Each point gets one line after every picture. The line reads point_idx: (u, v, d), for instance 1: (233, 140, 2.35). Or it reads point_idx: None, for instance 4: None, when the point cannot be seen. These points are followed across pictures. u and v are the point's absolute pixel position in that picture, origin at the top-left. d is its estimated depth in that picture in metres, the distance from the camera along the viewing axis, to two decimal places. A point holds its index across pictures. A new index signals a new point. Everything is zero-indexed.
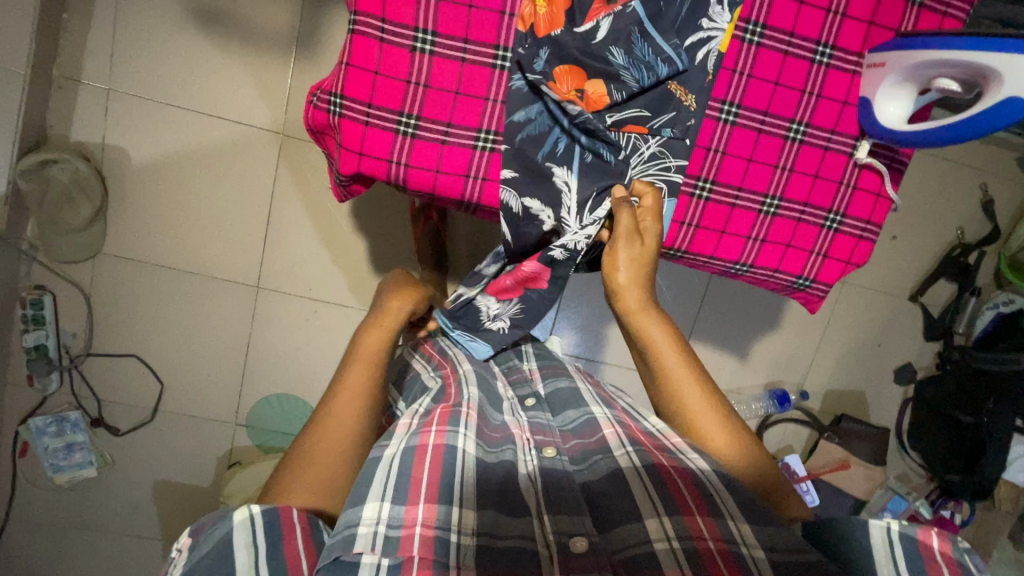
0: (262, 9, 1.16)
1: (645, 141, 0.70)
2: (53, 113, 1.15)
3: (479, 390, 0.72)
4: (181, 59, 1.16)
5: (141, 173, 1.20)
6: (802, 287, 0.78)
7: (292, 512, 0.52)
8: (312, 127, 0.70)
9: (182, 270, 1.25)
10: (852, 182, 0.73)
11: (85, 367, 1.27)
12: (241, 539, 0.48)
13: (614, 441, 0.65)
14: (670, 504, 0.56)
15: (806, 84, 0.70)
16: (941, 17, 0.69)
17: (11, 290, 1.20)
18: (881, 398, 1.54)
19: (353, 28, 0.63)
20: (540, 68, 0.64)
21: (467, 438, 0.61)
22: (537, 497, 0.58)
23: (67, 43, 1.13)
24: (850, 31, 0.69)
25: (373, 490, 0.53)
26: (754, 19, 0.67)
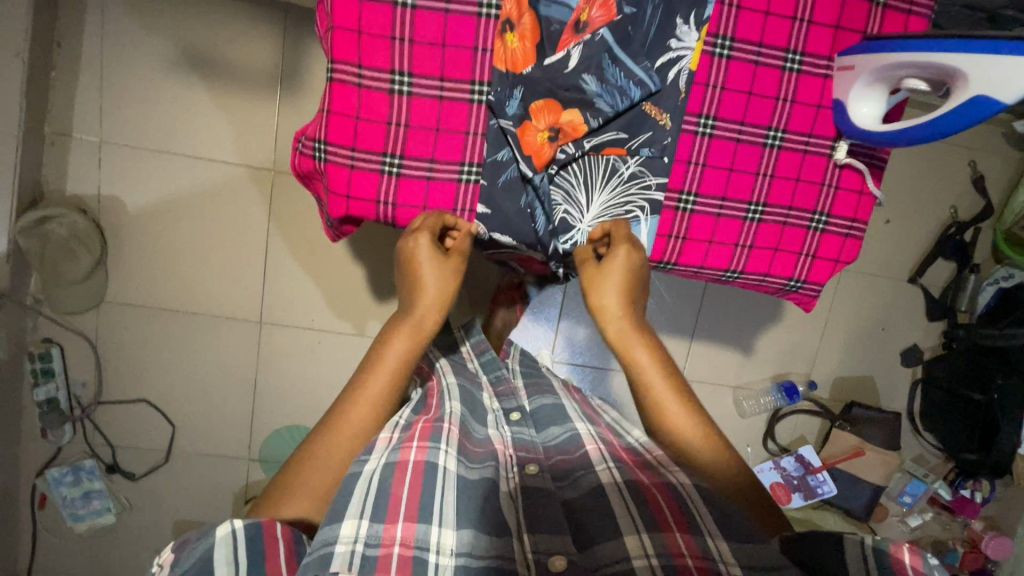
0: (243, 50, 1.17)
1: (624, 162, 0.71)
2: (48, 169, 1.17)
3: (461, 404, 0.73)
4: (168, 106, 1.17)
5: (137, 220, 1.21)
6: (794, 289, 0.79)
7: (276, 528, 0.53)
8: (301, 174, 0.74)
9: (184, 312, 1.27)
10: (834, 183, 0.74)
11: (97, 415, 1.28)
12: (222, 554, 0.49)
13: (597, 456, 0.66)
14: (651, 523, 0.55)
15: (779, 91, 0.71)
16: (906, 16, 0.70)
17: (19, 345, 1.21)
18: (890, 382, 1.53)
19: (333, 76, 0.66)
20: (514, 110, 0.67)
21: (448, 455, 0.61)
22: (517, 512, 0.58)
23: (56, 100, 1.15)
24: (818, 36, 0.70)
25: (352, 506, 0.54)
26: (722, 33, 0.68)
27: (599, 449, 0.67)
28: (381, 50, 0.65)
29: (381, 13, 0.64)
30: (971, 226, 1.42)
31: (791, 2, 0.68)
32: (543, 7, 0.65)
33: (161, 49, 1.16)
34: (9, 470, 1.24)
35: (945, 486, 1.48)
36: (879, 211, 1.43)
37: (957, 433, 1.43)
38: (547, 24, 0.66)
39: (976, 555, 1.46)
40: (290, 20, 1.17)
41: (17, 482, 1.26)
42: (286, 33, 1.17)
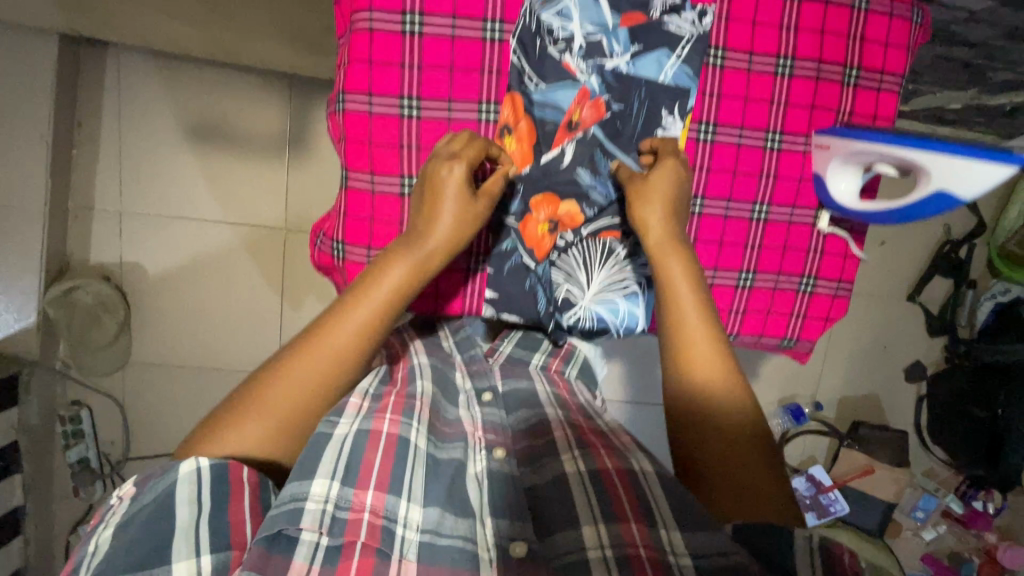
0: (253, 118, 1.22)
1: (621, 244, 0.75)
2: (72, 241, 1.21)
3: (432, 383, 0.65)
4: (183, 173, 1.23)
5: (157, 283, 1.26)
6: (789, 346, 0.82)
7: (243, 472, 0.50)
8: (319, 268, 0.79)
9: (205, 368, 1.31)
10: (820, 248, 0.78)
11: (126, 471, 1.33)
12: (186, 493, 0.47)
13: (562, 443, 0.60)
14: (606, 509, 0.52)
15: (763, 168, 0.75)
16: (876, 93, 0.75)
17: (50, 409, 1.26)
18: (896, 398, 1.55)
19: (349, 183, 0.73)
20: (515, 207, 0.73)
21: (419, 433, 0.56)
22: (478, 491, 0.55)
23: (78, 173, 1.20)
24: (796, 117, 0.74)
25: (323, 466, 0.50)
26: (705, 121, 0.73)
27: (566, 433, 0.61)
28: (390, 158, 0.72)
29: (388, 125, 0.71)
30: (966, 244, 1.46)
31: (767, 89, 0.74)
32: (537, 108, 0.70)
33: (174, 121, 1.21)
34: (43, 530, 1.28)
35: (956, 500, 1.48)
36: (874, 233, 1.47)
37: (968, 448, 1.44)
38: (542, 125, 0.71)
39: (993, 567, 1.45)
40: (298, 86, 1.22)
41: (50, 541, 1.30)
42: (295, 99, 1.23)
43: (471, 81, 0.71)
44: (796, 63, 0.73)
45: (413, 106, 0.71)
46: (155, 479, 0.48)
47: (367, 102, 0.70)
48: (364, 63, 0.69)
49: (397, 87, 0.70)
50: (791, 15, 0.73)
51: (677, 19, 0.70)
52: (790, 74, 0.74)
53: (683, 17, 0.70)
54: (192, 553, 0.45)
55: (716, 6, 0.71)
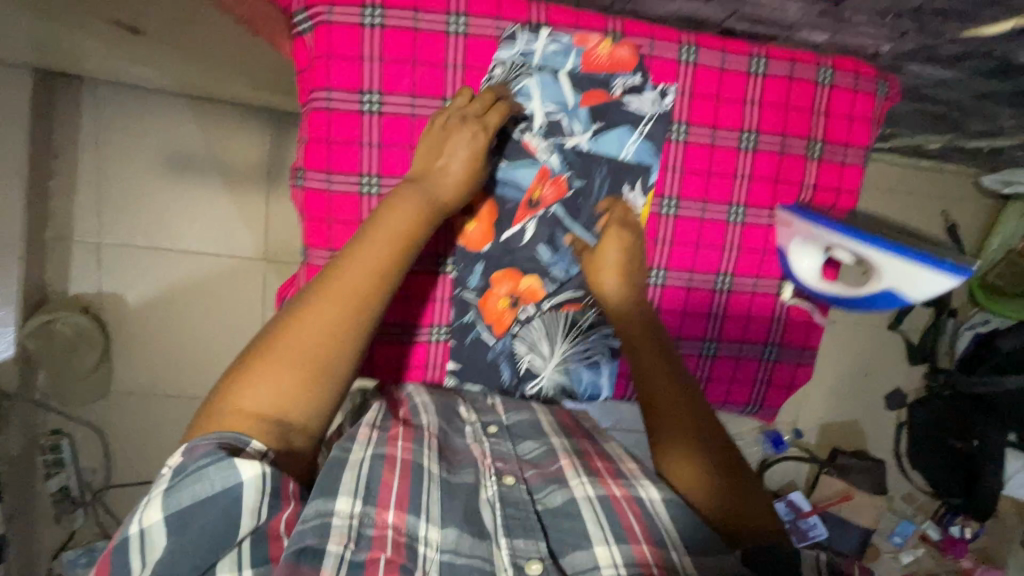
0: (231, 150, 1.22)
1: (583, 315, 0.80)
2: (50, 272, 1.20)
3: (435, 419, 0.68)
4: (163, 204, 1.22)
5: (137, 314, 1.25)
6: (753, 409, 0.88)
7: (287, 484, 0.51)
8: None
9: (186, 397, 1.31)
10: (783, 317, 0.84)
11: (108, 498, 1.33)
12: (248, 500, 0.48)
13: (571, 471, 0.62)
14: (618, 531, 0.54)
15: (725, 242, 0.79)
16: (839, 166, 0.81)
17: (30, 439, 1.26)
18: (876, 425, 1.56)
19: (308, 261, 0.72)
20: (476, 282, 0.76)
21: (431, 458, 0.59)
22: (494, 513, 0.56)
23: (54, 204, 1.18)
24: (759, 191, 0.79)
25: (344, 485, 0.52)
26: (669, 195, 0.77)
27: (572, 462, 0.63)
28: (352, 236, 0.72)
29: (349, 203, 0.71)
30: None
31: (731, 162, 0.78)
32: (501, 188, 0.73)
33: (153, 153, 1.20)
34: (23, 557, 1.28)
35: (934, 526, 1.50)
36: None
37: (945, 475, 1.46)
38: (502, 203, 0.74)
39: None
40: (278, 118, 1.22)
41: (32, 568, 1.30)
42: (275, 131, 1.23)
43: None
44: (760, 137, 0.78)
45: (373, 184, 0.71)
46: (210, 469, 0.47)
47: (326, 180, 0.71)
48: (322, 142, 0.70)
49: (358, 165, 0.71)
50: (755, 91, 0.77)
51: (638, 99, 0.74)
52: (754, 149, 0.78)
53: (644, 97, 0.74)
54: (235, 566, 0.47)
55: (677, 84, 0.75)
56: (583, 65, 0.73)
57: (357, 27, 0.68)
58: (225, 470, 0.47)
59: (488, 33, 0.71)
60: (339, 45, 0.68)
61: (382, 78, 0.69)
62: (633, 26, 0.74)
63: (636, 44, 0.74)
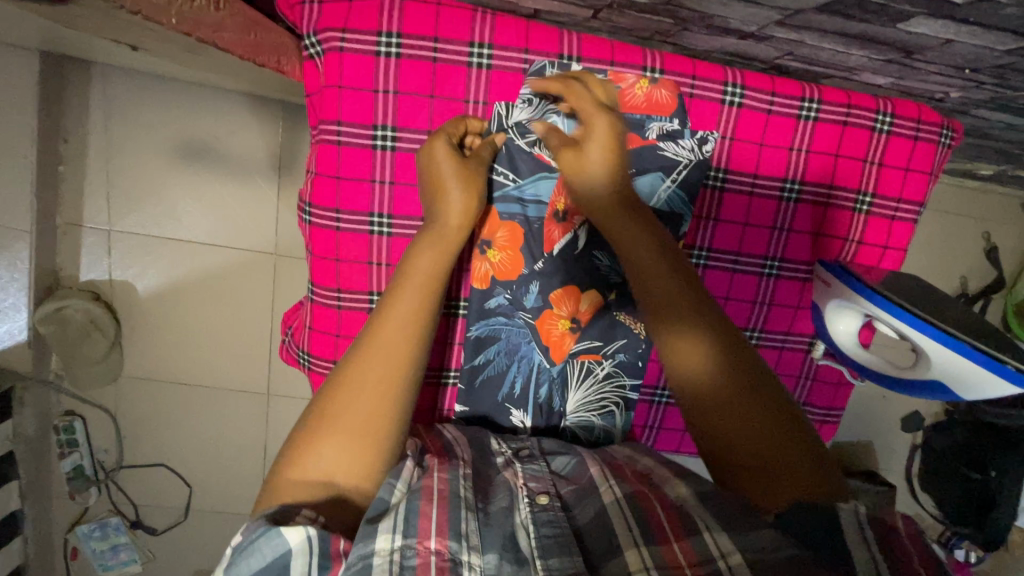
0: (241, 141, 1.18)
1: (599, 364, 0.76)
2: (62, 256, 1.20)
3: (469, 450, 0.63)
4: (172, 194, 1.19)
5: (148, 303, 1.25)
6: None
7: (341, 545, 0.43)
8: (291, 362, 0.84)
9: (195, 385, 1.31)
10: (811, 375, 0.82)
11: (120, 477, 1.36)
12: (297, 566, 0.40)
13: (601, 478, 0.56)
14: (648, 531, 0.47)
15: (756, 295, 0.77)
16: (890, 220, 0.77)
17: (44, 418, 1.28)
18: (889, 446, 1.52)
19: (315, 298, 0.74)
20: (533, 302, 0.72)
21: (464, 485, 0.52)
22: (530, 538, 0.48)
23: (65, 188, 1.17)
24: (796, 244, 0.76)
25: (384, 523, 0.44)
26: (700, 245, 0.75)
27: (602, 471, 0.58)
28: (358, 274, 0.72)
29: (358, 242, 0.71)
30: (981, 299, 1.35)
31: (770, 214, 0.74)
32: (507, 206, 0.69)
33: (163, 140, 1.16)
34: (42, 529, 1.33)
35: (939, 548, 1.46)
36: None
37: (955, 504, 1.40)
38: (527, 223, 0.70)
39: None
40: (290, 110, 1.18)
41: (50, 538, 1.35)
42: (286, 125, 1.19)
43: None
44: (803, 187, 0.74)
45: (383, 223, 0.71)
46: (260, 542, 0.41)
47: (334, 218, 0.71)
48: (332, 178, 0.69)
49: (368, 204, 0.70)
50: (803, 138, 0.73)
51: (674, 145, 0.68)
52: (796, 200, 0.74)
53: (680, 144, 0.68)
54: None
55: (717, 128, 0.72)
56: (617, 105, 0.67)
57: (371, 56, 0.66)
58: (272, 539, 0.40)
59: (514, 65, 0.69)
60: (353, 77, 0.66)
61: (396, 113, 0.68)
62: (673, 63, 0.70)
63: (675, 83, 0.69)
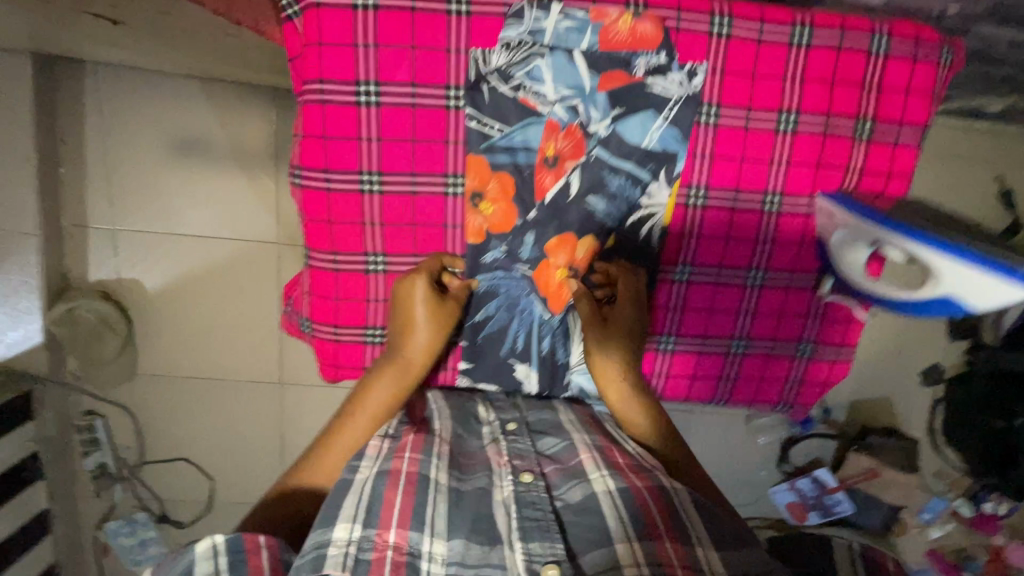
0: (236, 132, 1.18)
1: None
2: (70, 259, 1.22)
3: (451, 421, 0.74)
4: (170, 190, 1.20)
5: (156, 300, 1.26)
6: (784, 408, 0.88)
7: (258, 539, 0.60)
8: (294, 332, 0.86)
9: (209, 378, 1.33)
10: (820, 314, 0.81)
11: (143, 473, 1.38)
12: (205, 566, 0.56)
13: (591, 465, 0.66)
14: (641, 528, 0.57)
15: (758, 233, 0.76)
16: (893, 146, 0.74)
17: (65, 419, 1.31)
18: (908, 402, 1.49)
19: (313, 262, 0.76)
20: (529, 254, 0.76)
21: (439, 467, 0.63)
22: (510, 516, 0.60)
23: (67, 192, 1.18)
24: (796, 178, 0.74)
25: (346, 512, 0.57)
26: (696, 184, 0.74)
27: (593, 458, 0.67)
28: (352, 235, 0.74)
29: (350, 202, 0.72)
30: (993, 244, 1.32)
31: (768, 148, 0.73)
32: (498, 155, 0.72)
33: (159, 136, 1.17)
34: (72, 528, 1.36)
35: (967, 503, 1.43)
36: None
37: (976, 454, 1.39)
38: (518, 171, 0.73)
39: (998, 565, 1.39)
40: (280, 97, 1.17)
41: (80, 536, 1.38)
42: (277, 112, 1.18)
43: (433, 153, 0.72)
44: (800, 118, 0.72)
45: (373, 181, 0.72)
46: (178, 559, 0.57)
47: (324, 179, 0.71)
48: (318, 139, 0.70)
49: (356, 162, 0.71)
50: (796, 67, 0.71)
51: (663, 80, 0.71)
52: (793, 131, 0.73)
53: (669, 78, 0.70)
54: None
55: (706, 61, 0.70)
56: (601, 43, 0.69)
57: (349, 10, 0.65)
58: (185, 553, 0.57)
59: (492, 10, 0.67)
60: (331, 32, 0.66)
61: (378, 66, 0.67)
62: None
63: (659, 15, 0.69)
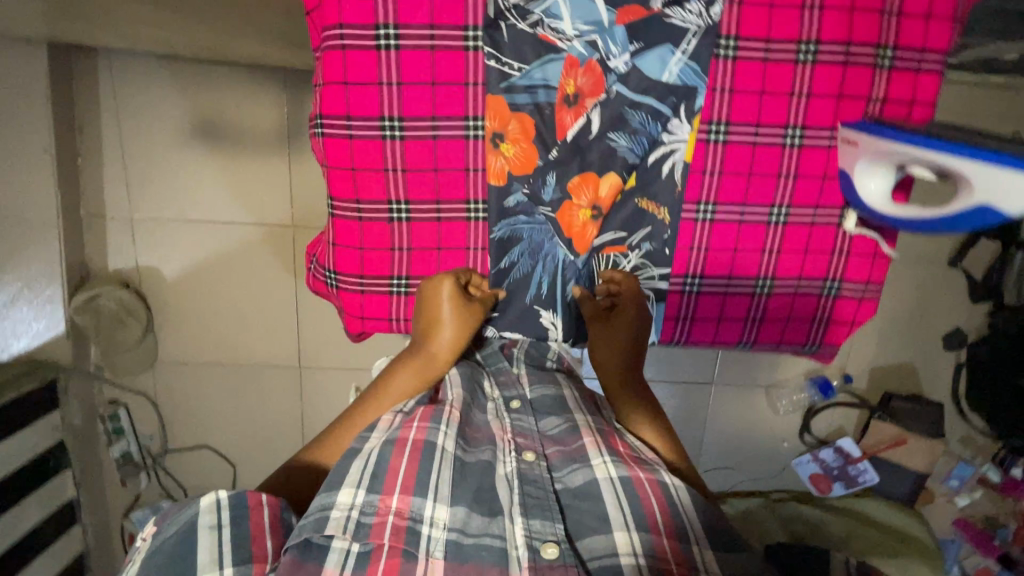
0: (248, 116, 1.19)
1: (626, 257, 0.83)
2: (90, 249, 1.23)
3: (463, 391, 0.73)
4: (186, 175, 1.21)
5: (174, 287, 1.28)
6: (812, 351, 0.86)
7: (261, 497, 0.60)
8: (317, 290, 0.87)
9: (229, 364, 1.34)
10: (846, 249, 0.80)
11: (167, 462, 1.40)
12: (206, 520, 0.56)
13: (594, 450, 0.66)
14: (640, 520, 0.58)
15: (781, 168, 0.77)
16: (916, 71, 0.75)
17: (90, 409, 1.33)
18: (931, 368, 1.47)
19: (338, 212, 0.78)
20: (551, 195, 0.76)
21: (447, 436, 0.64)
22: (512, 491, 0.61)
23: (85, 182, 1.20)
24: (818, 108, 0.75)
25: (349, 477, 0.59)
26: (716, 119, 0.75)
27: (597, 442, 0.67)
28: (376, 183, 0.76)
29: (372, 148, 0.74)
30: None
31: (786, 79, 0.74)
32: (518, 96, 0.73)
33: (173, 123, 1.19)
34: (100, 516, 1.39)
35: (995, 468, 1.42)
36: None
37: (1007, 414, 1.36)
38: (538, 112, 0.73)
39: None
40: (290, 78, 1.17)
41: (108, 524, 1.41)
42: (288, 93, 1.18)
43: (454, 96, 0.73)
44: (820, 47, 0.74)
45: (395, 126, 0.73)
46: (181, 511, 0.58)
47: (347, 125, 0.73)
48: (341, 86, 0.72)
49: (378, 108, 0.73)
50: None
51: (681, 11, 0.72)
52: (813, 60, 0.74)
53: (688, 9, 0.72)
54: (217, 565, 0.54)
55: None
56: None
57: None
58: (189, 506, 0.57)
59: None
60: None
61: (398, 10, 0.70)
62: None
63: None
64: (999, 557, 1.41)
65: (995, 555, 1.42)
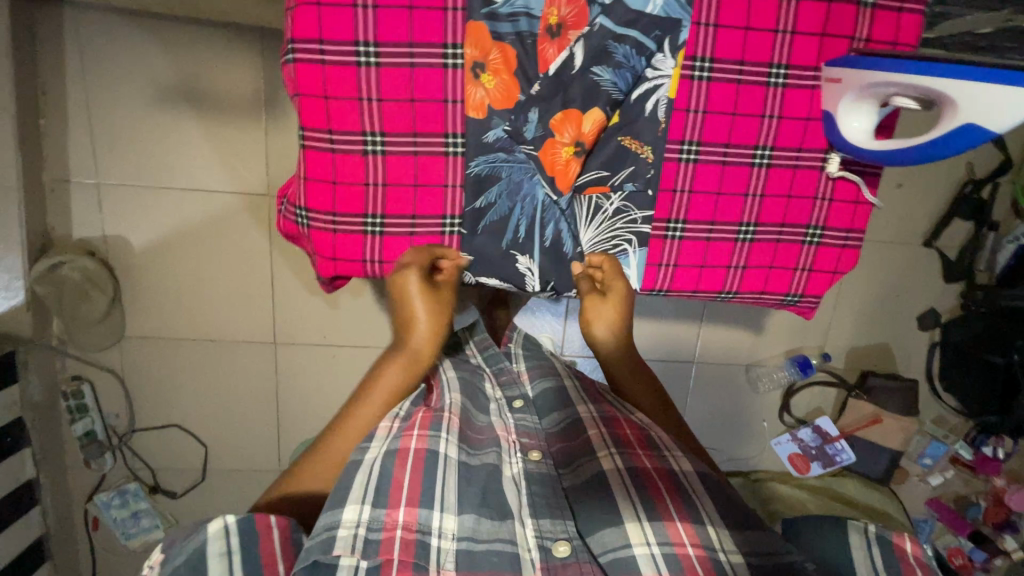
0: (223, 75, 1.15)
1: (608, 199, 0.82)
2: (53, 216, 1.18)
3: (461, 394, 0.83)
4: (155, 138, 1.17)
5: (142, 256, 1.23)
6: (793, 302, 0.87)
7: (269, 519, 0.62)
8: (289, 233, 0.85)
9: (199, 340, 1.30)
10: (828, 196, 0.81)
11: (134, 441, 1.34)
12: (216, 547, 0.58)
13: (599, 442, 0.75)
14: (650, 506, 0.67)
15: (764, 108, 0.77)
16: (897, 13, 0.75)
17: (52, 385, 1.28)
18: (907, 348, 1.48)
19: (309, 142, 0.75)
20: (534, 133, 0.76)
21: (447, 444, 0.71)
22: (519, 494, 0.69)
23: (49, 144, 1.15)
24: (802, 47, 0.75)
25: (354, 493, 0.64)
26: (701, 55, 0.74)
27: (603, 435, 0.76)
28: (350, 113, 0.73)
29: (346, 76, 0.72)
30: (988, 183, 1.32)
31: (771, 14, 0.74)
32: (501, 25, 0.73)
33: (142, 83, 1.14)
34: (62, 499, 1.33)
35: (966, 446, 1.45)
36: (891, 174, 1.35)
37: (978, 394, 1.39)
38: (518, 43, 0.74)
39: (999, 508, 1.44)
40: (266, 38, 1.13)
41: (70, 508, 1.35)
42: (264, 54, 1.14)
43: (434, 22, 0.71)
44: None
45: (370, 53, 0.71)
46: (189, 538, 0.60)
47: (319, 50, 0.71)
48: (317, 11, 0.70)
49: (354, 33, 0.70)
50: None
51: None
52: None
53: None
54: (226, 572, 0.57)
55: None
56: None
57: None
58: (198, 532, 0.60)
59: None
60: None
61: None
62: None
63: None
64: (970, 533, 1.47)
65: (967, 532, 1.48)
